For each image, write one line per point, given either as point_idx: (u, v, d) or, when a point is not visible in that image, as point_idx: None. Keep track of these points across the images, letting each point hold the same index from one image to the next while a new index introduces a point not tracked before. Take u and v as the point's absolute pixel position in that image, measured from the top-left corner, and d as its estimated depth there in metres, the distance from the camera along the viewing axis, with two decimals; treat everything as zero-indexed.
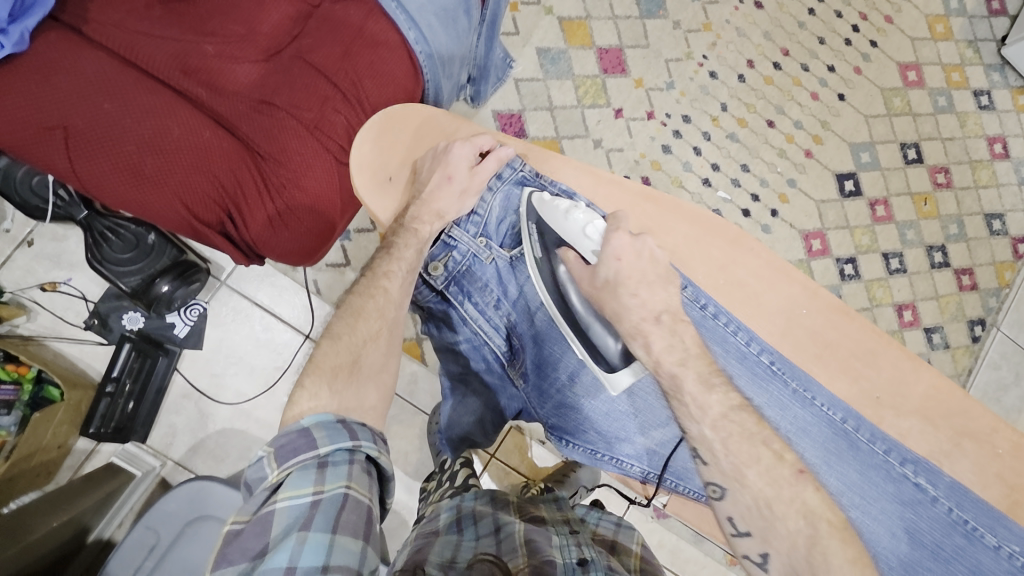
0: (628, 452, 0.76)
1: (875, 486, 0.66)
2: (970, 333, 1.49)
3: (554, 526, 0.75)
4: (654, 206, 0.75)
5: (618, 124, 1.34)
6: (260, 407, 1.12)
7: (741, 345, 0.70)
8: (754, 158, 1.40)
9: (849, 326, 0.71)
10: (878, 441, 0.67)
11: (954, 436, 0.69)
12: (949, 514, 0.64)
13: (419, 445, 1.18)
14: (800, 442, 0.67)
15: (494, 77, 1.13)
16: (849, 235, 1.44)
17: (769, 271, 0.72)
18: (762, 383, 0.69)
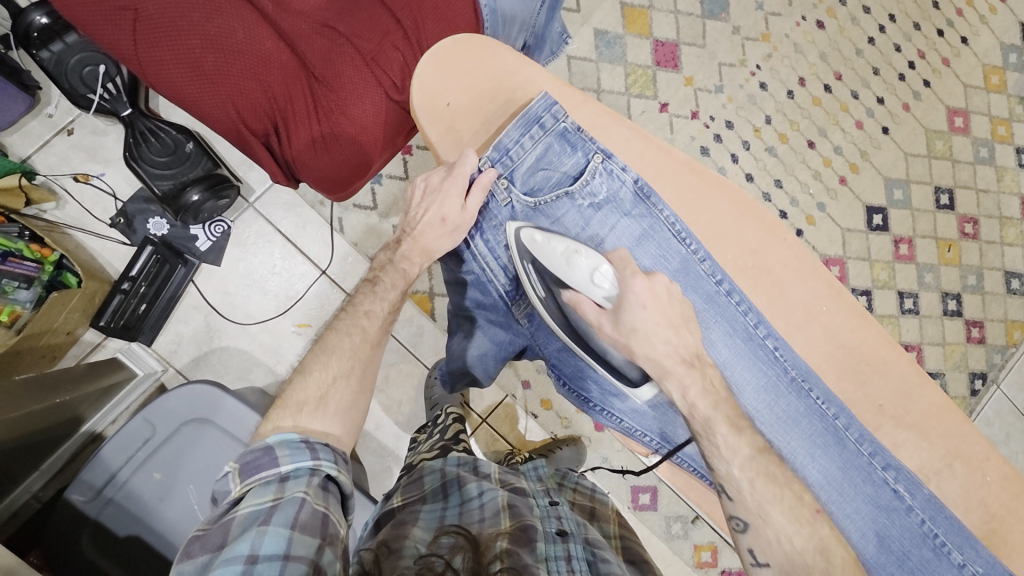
0: (621, 407, 0.79)
1: (853, 485, 0.68)
2: (970, 385, 1.50)
3: (534, 497, 0.76)
4: (697, 178, 0.75)
5: (661, 118, 1.34)
6: (266, 331, 1.14)
7: (748, 325, 0.71)
8: (789, 175, 1.40)
9: (867, 332, 0.72)
10: (865, 442, 0.69)
11: (948, 456, 0.70)
12: (920, 524, 0.67)
13: (414, 398, 1.20)
14: (788, 432, 0.70)
15: (548, 51, 1.09)
16: (868, 267, 1.44)
17: (798, 263, 0.73)
18: (764, 364, 0.71)
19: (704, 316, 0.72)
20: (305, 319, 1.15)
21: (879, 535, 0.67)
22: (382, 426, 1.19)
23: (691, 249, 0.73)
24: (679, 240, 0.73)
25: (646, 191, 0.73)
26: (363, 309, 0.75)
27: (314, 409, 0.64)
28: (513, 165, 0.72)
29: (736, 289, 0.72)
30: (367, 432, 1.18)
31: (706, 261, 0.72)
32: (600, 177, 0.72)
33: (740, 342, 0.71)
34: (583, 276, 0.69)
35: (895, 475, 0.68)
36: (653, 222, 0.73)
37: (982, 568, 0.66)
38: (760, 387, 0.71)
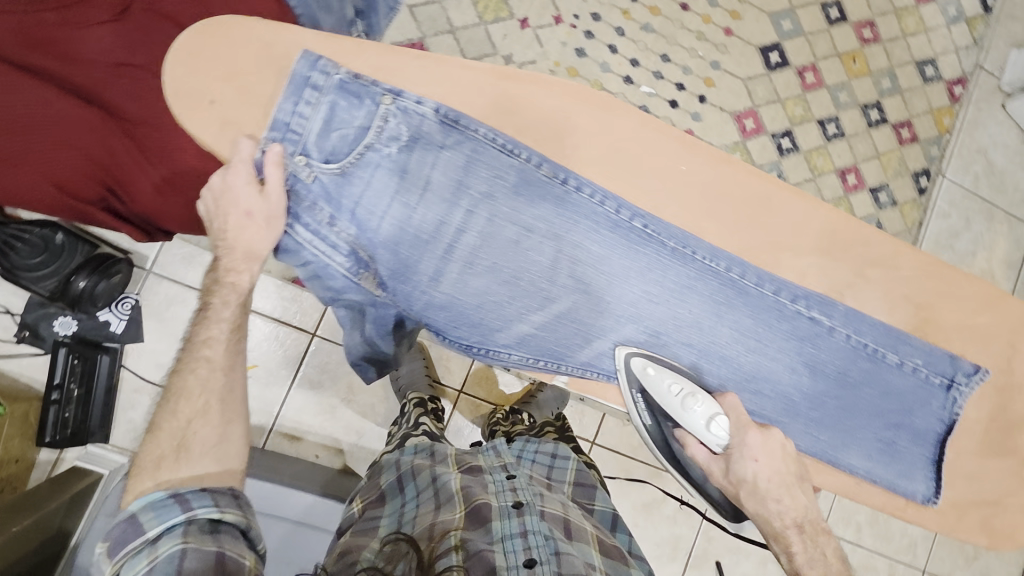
0: (504, 341, 0.80)
1: (771, 327, 0.80)
2: (915, 185, 1.50)
3: (490, 472, 0.98)
4: (509, 82, 0.77)
5: (525, 36, 1.28)
6: None
7: (610, 214, 0.78)
8: (672, 47, 1.36)
9: (733, 176, 0.80)
10: (771, 283, 0.79)
11: (859, 270, 0.81)
12: (852, 342, 0.80)
13: (386, 394, 1.21)
14: (689, 298, 0.80)
15: (387, 8, 1.12)
16: (781, 108, 1.42)
17: (647, 132, 0.79)
18: (637, 244, 0.79)
19: (556, 220, 0.77)
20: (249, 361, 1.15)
21: (817, 364, 0.81)
22: (365, 432, 1.19)
23: (522, 158, 0.76)
24: (506, 153, 0.76)
25: (452, 117, 0.74)
26: (200, 342, 0.69)
27: (176, 459, 0.63)
28: (318, 145, 0.71)
29: (584, 184, 0.77)
30: (353, 442, 1.19)
31: (543, 165, 0.76)
32: (395, 118, 0.73)
33: (608, 232, 0.78)
34: (695, 424, 0.76)
35: (814, 303, 0.80)
36: (471, 145, 0.75)
37: (923, 359, 0.80)
38: (637, 267, 0.79)
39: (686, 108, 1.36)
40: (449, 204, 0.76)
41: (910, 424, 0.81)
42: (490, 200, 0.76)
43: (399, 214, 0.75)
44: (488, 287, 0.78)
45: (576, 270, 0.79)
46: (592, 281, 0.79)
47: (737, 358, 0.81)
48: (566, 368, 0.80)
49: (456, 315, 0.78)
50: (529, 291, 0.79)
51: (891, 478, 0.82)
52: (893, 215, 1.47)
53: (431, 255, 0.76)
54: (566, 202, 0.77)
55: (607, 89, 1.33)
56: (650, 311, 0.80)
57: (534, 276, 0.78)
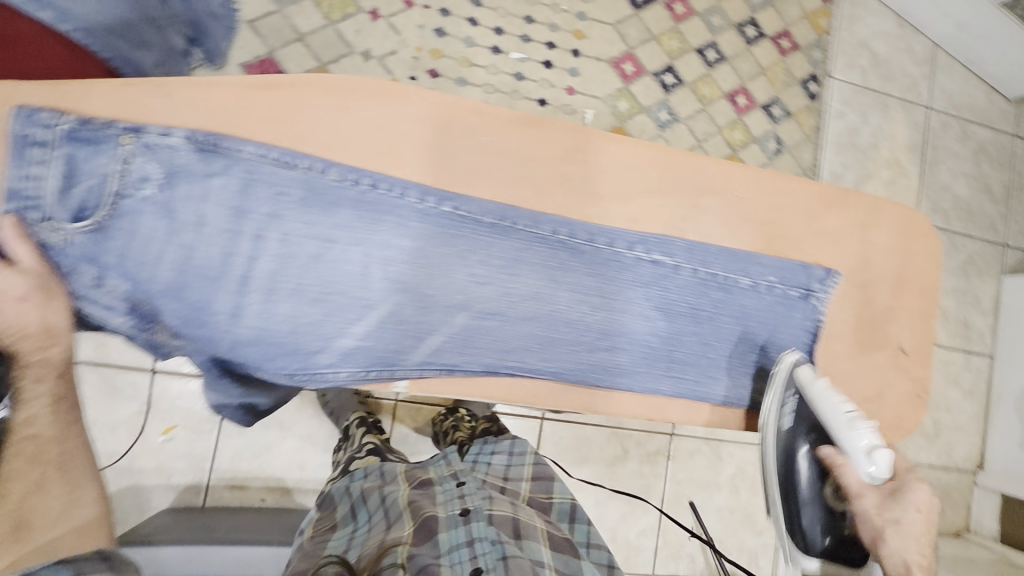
0: (328, 361, 0.72)
1: (613, 279, 0.80)
2: (806, 92, 1.50)
3: (440, 484, 0.99)
4: (274, 90, 0.74)
5: (379, 27, 1.24)
6: (139, 457, 1.09)
7: (415, 204, 0.74)
8: (534, 7, 1.33)
9: (534, 137, 0.79)
10: (605, 235, 0.79)
11: (692, 200, 0.82)
12: (700, 274, 0.82)
13: (319, 420, 1.17)
14: (522, 272, 0.77)
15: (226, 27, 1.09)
16: (656, 45, 1.40)
17: (435, 111, 0.77)
18: (449, 228, 0.75)
19: (355, 224, 0.73)
20: (168, 423, 1.10)
21: (670, 303, 0.82)
22: (307, 465, 1.16)
23: (302, 167, 0.71)
24: (284, 167, 0.71)
25: (208, 141, 0.69)
26: (19, 422, 0.64)
27: (15, 540, 0.60)
28: (72, 207, 0.66)
29: (380, 179, 0.73)
30: (297, 478, 1.16)
31: (329, 170, 0.72)
32: (141, 157, 0.67)
33: (417, 223, 0.74)
34: (851, 450, 0.75)
35: (652, 244, 0.80)
36: (243, 166, 0.70)
37: (773, 276, 0.84)
38: (454, 252, 0.75)
39: (561, 66, 1.34)
40: (232, 234, 0.70)
41: (774, 340, 0.85)
42: (279, 220, 0.71)
43: (177, 257, 0.68)
44: (298, 310, 0.71)
45: (389, 270, 0.74)
46: (407, 279, 0.74)
47: (585, 319, 0.80)
48: (403, 371, 0.74)
49: (270, 346, 0.71)
50: (346, 302, 0.73)
51: (766, 398, 0.84)
52: (790, 126, 1.47)
53: (225, 292, 0.69)
54: (370, 201, 0.73)
55: (477, 63, 1.29)
56: (479, 294, 0.76)
57: (347, 287, 0.73)
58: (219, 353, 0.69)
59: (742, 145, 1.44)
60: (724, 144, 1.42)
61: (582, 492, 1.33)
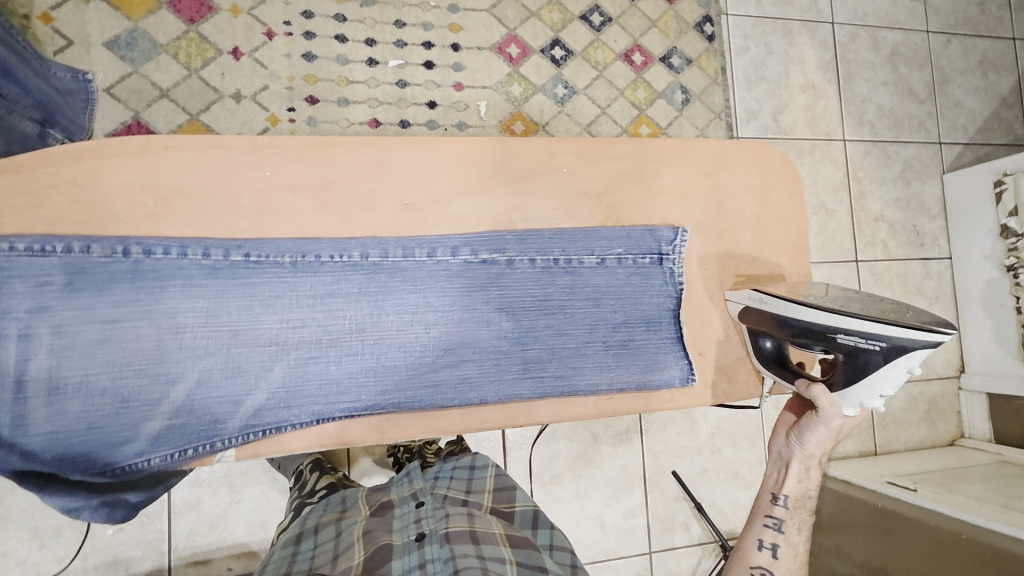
0: (139, 448, 0.67)
1: (442, 290, 0.75)
2: (703, 35, 1.46)
3: (399, 509, 0.91)
4: (17, 176, 0.66)
5: (245, 65, 1.19)
6: (92, 553, 1.06)
7: (201, 261, 0.69)
8: (402, 9, 1.28)
9: (328, 158, 0.73)
10: (424, 246, 0.75)
11: (518, 189, 0.78)
12: (538, 264, 0.78)
13: (272, 473, 1.13)
14: (336, 304, 0.72)
15: (82, 103, 1.07)
16: (537, 21, 1.35)
17: (205, 156, 0.71)
18: (247, 277, 0.70)
19: (137, 298, 0.67)
20: None
21: (510, 301, 0.77)
22: (269, 523, 1.12)
23: (62, 250, 0.65)
24: (41, 256, 0.65)
25: None
26: None
27: None
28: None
29: (153, 244, 0.68)
30: (261, 538, 1.12)
31: (93, 247, 0.66)
32: None
33: (209, 280, 0.69)
34: (856, 397, 0.72)
35: (479, 245, 0.76)
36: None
37: (618, 248, 0.80)
38: (257, 302, 0.70)
39: (443, 63, 1.29)
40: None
41: (637, 315, 0.81)
42: (45, 313, 0.64)
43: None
44: (91, 403, 0.66)
45: (188, 337, 0.69)
46: (212, 342, 0.69)
47: (419, 338, 0.75)
48: (225, 442, 0.69)
49: (72, 447, 0.65)
50: (147, 382, 0.67)
51: (638, 376, 0.80)
52: (693, 74, 1.43)
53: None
54: (156, 268, 0.68)
55: (355, 80, 1.25)
56: (296, 338, 0.71)
57: (143, 365, 0.67)
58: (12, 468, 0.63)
59: (648, 103, 1.40)
60: (629, 106, 1.39)
61: (559, 485, 1.30)
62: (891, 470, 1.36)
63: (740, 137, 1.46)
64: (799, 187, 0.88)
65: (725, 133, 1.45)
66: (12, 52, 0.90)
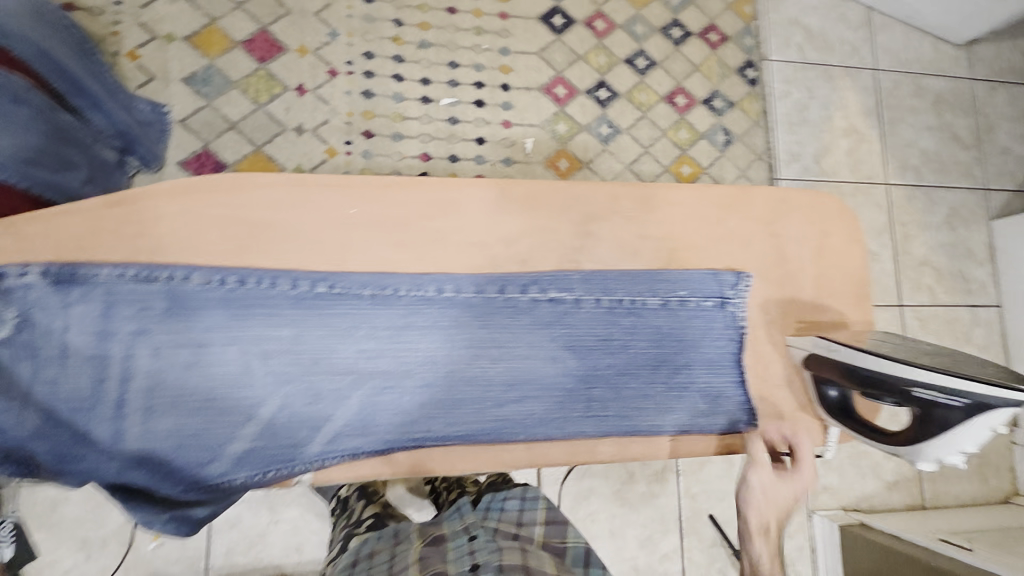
0: (223, 468, 0.72)
1: (509, 326, 0.78)
2: (746, 79, 1.49)
3: (452, 539, 0.89)
4: (121, 208, 0.71)
5: (308, 100, 1.27)
6: (134, 567, 1.07)
7: (287, 291, 0.73)
8: (456, 52, 1.35)
9: (408, 196, 0.77)
10: (495, 283, 0.77)
11: (585, 229, 0.81)
12: (604, 305, 0.80)
13: (311, 497, 1.14)
14: (410, 336, 0.76)
15: (156, 131, 1.16)
16: (584, 64, 1.41)
17: (294, 191, 0.75)
18: (328, 308, 0.74)
19: (226, 324, 0.71)
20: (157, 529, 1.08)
21: (575, 339, 0.79)
22: (305, 545, 1.13)
23: (162, 278, 0.70)
24: (144, 282, 0.70)
25: (59, 271, 0.67)
26: None
27: None
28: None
29: (244, 274, 0.72)
30: (296, 561, 1.12)
31: (192, 275, 0.71)
32: None
33: (291, 309, 0.73)
34: (934, 452, 0.70)
35: (547, 283, 0.79)
36: (102, 289, 0.69)
37: (684, 290, 0.81)
38: (335, 332, 0.74)
39: (492, 102, 1.35)
40: (97, 362, 0.68)
41: (700, 357, 0.82)
42: (143, 336, 0.70)
43: (40, 393, 0.67)
44: (180, 422, 0.71)
45: (271, 362, 0.72)
46: (292, 368, 0.73)
47: (487, 372, 0.77)
48: (301, 466, 0.73)
49: (163, 464, 0.70)
50: (232, 404, 0.72)
51: (698, 421, 0.80)
52: (735, 116, 1.46)
53: (99, 420, 0.68)
54: (243, 297, 0.72)
55: (410, 116, 1.31)
56: (371, 368, 0.75)
57: (227, 387, 0.71)
58: (108, 480, 0.69)
59: (690, 144, 1.43)
60: (672, 146, 1.42)
61: (595, 523, 1.28)
62: (940, 526, 1.30)
63: (782, 179, 1.47)
64: (860, 237, 0.88)
65: (766, 174, 1.47)
66: (102, 90, 1.01)
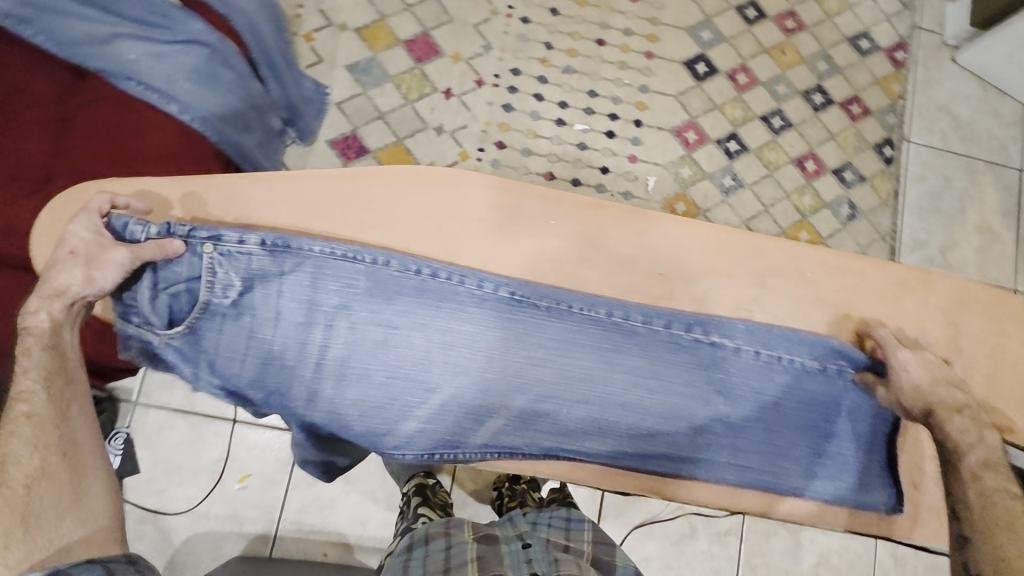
0: (396, 441, 0.79)
1: (670, 361, 0.82)
2: (881, 157, 1.46)
3: (506, 543, 0.92)
4: (354, 181, 0.79)
5: (452, 104, 1.34)
6: (215, 504, 1.15)
7: (472, 290, 0.79)
8: (597, 82, 1.39)
9: (605, 217, 0.81)
10: (663, 318, 0.81)
11: (760, 279, 0.82)
12: (763, 357, 0.82)
13: (383, 476, 1.20)
14: (576, 352, 0.81)
15: (314, 109, 1.25)
16: (720, 114, 1.41)
17: (506, 193, 0.80)
18: (507, 314, 0.80)
19: (416, 311, 0.79)
20: (243, 471, 1.17)
21: (729, 391, 0.82)
22: (368, 521, 1.18)
23: (369, 261, 0.77)
24: (350, 261, 0.77)
25: (282, 244, 0.75)
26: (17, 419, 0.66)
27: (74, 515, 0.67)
28: (154, 307, 0.73)
29: (439, 267, 0.78)
30: (358, 534, 1.18)
31: (392, 262, 0.77)
32: (221, 265, 0.73)
33: (473, 307, 0.79)
34: None
35: (713, 328, 0.81)
36: (314, 265, 0.76)
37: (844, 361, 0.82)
38: (509, 336, 0.80)
39: (623, 135, 1.37)
40: (304, 328, 0.76)
41: (847, 430, 0.84)
42: (346, 310, 0.77)
43: (254, 350, 0.75)
44: (364, 394, 0.78)
45: (450, 353, 0.80)
46: (466, 363, 0.80)
47: (641, 401, 0.81)
48: (465, 454, 0.80)
49: (346, 427, 0.78)
50: (409, 385, 0.79)
51: (833, 490, 0.83)
52: (864, 191, 1.43)
53: (297, 384, 0.76)
54: (438, 283, 0.79)
55: (542, 135, 1.35)
56: (535, 375, 0.80)
57: (409, 370, 0.79)
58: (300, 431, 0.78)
59: (812, 211, 1.40)
60: (793, 210, 1.39)
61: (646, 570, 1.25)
62: None
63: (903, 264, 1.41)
64: None
65: (886, 257, 1.41)
66: (284, 64, 1.12)
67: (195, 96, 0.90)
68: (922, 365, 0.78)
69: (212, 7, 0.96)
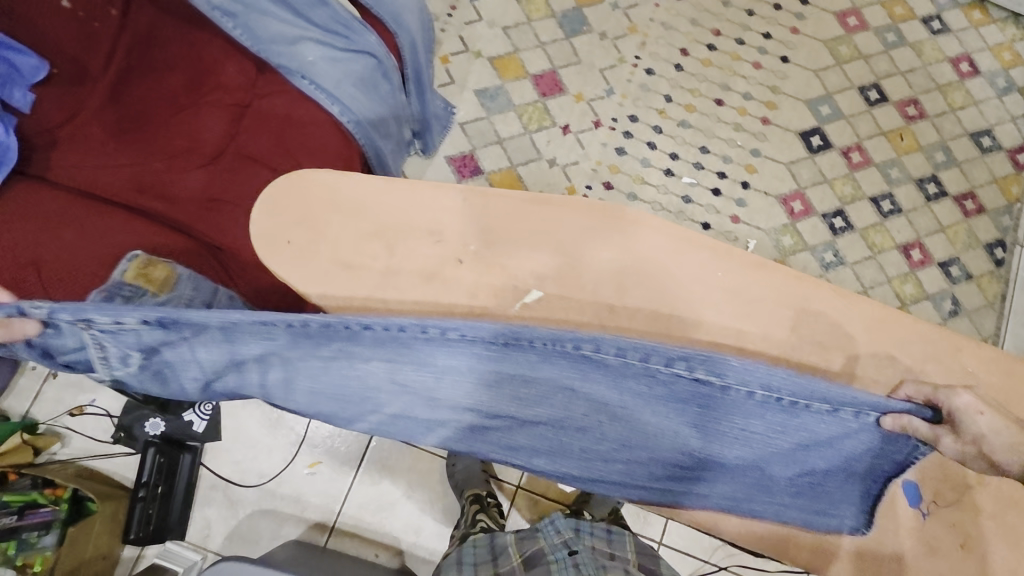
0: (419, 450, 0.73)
1: (690, 411, 0.66)
2: (991, 257, 1.41)
3: (552, 556, 0.85)
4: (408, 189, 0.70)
5: (568, 140, 1.38)
6: (284, 484, 1.18)
7: (419, 331, 0.61)
8: (711, 139, 1.41)
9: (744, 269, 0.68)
10: (654, 356, 0.63)
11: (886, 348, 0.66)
12: (828, 414, 0.63)
13: (445, 489, 1.20)
14: (579, 394, 0.67)
15: (440, 127, 1.30)
16: (829, 188, 1.41)
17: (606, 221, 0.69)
18: (505, 358, 0.64)
19: (350, 347, 0.63)
20: (314, 458, 1.19)
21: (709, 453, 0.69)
22: (423, 530, 1.18)
23: (282, 322, 0.60)
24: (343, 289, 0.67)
25: (169, 319, 0.59)
26: None
27: None
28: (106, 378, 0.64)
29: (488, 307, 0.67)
30: (411, 541, 1.18)
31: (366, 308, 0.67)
32: (105, 338, 0.60)
33: (445, 343, 0.62)
34: None
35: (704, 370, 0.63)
36: (208, 329, 0.61)
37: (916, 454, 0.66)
38: (492, 379, 0.65)
39: (729, 195, 1.39)
40: (234, 366, 0.64)
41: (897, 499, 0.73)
42: (273, 356, 0.63)
43: (193, 381, 0.65)
44: (319, 405, 0.67)
45: (399, 378, 0.65)
46: (422, 382, 0.65)
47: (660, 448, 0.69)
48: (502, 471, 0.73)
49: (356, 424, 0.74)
50: (345, 401, 0.67)
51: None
52: (970, 289, 1.39)
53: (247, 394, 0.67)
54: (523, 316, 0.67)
55: (649, 182, 1.38)
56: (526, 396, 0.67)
57: (353, 396, 0.66)
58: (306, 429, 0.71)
59: (913, 300, 1.37)
60: (892, 296, 1.37)
61: None
62: None
63: None
64: None
65: None
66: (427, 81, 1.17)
67: (358, 101, 0.94)
68: (998, 410, 0.58)
69: (381, 19, 0.99)
